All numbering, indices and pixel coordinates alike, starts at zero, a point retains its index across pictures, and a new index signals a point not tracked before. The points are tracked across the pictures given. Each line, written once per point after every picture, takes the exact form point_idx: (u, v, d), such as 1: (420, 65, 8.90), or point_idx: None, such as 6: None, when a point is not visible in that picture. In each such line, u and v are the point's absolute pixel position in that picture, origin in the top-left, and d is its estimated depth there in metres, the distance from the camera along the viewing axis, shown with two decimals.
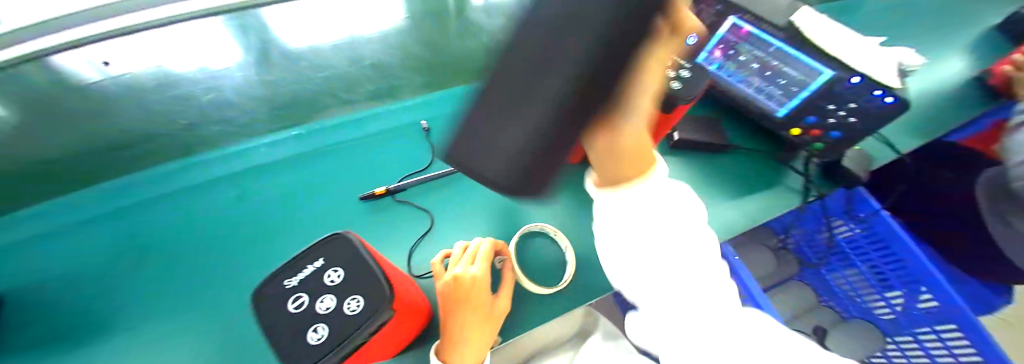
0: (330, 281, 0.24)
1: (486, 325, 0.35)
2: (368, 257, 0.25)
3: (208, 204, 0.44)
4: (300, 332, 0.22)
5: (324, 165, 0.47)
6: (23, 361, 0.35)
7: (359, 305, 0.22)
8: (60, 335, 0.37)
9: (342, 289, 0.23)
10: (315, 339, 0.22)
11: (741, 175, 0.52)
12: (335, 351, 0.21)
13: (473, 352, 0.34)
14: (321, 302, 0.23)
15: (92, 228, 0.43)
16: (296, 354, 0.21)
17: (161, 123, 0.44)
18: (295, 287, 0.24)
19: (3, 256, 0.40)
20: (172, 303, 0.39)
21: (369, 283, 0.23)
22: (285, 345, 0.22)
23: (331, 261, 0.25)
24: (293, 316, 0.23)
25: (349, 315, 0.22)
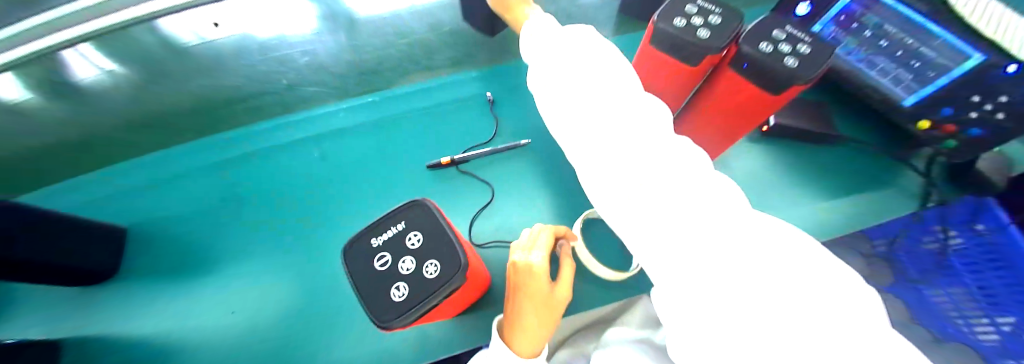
0: (410, 243, 0.23)
1: (548, 315, 0.31)
2: (446, 223, 0.23)
3: (290, 163, 0.48)
4: (382, 288, 0.22)
5: (393, 134, 0.49)
6: (160, 284, 0.43)
7: (437, 270, 0.21)
8: (184, 266, 0.43)
9: (422, 252, 0.22)
10: (396, 296, 0.21)
11: (835, 172, 0.46)
12: (417, 309, 0.20)
13: (536, 339, 0.31)
14: (401, 263, 0.22)
15: (196, 178, 0.48)
16: (378, 309, 0.21)
17: (265, 82, 0.45)
18: (380, 245, 0.23)
19: (131, 196, 0.47)
20: (267, 250, 0.44)
21: (446, 248, 0.22)
22: (368, 298, 0.21)
23: (411, 224, 0.24)
24: (375, 272, 0.22)
25: (430, 279, 0.21)
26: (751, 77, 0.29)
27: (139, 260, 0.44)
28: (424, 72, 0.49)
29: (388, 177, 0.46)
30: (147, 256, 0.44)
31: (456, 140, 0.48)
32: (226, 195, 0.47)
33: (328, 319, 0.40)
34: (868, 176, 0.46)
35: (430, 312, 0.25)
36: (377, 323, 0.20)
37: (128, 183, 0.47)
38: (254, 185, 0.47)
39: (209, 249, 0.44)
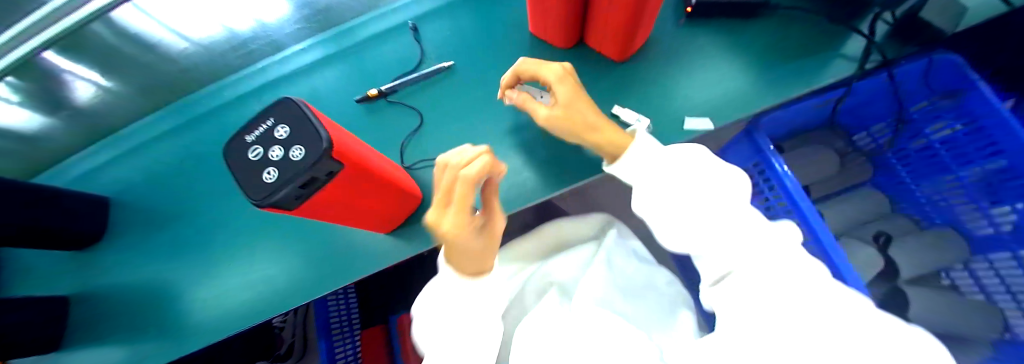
0: (278, 135, 0.24)
1: (485, 254, 0.33)
2: (308, 114, 0.24)
3: (235, 120, 0.50)
4: (256, 174, 0.24)
5: (323, 76, 0.49)
6: (136, 239, 0.47)
7: (302, 153, 0.23)
8: (154, 222, 0.47)
9: (290, 140, 0.24)
10: (267, 178, 0.23)
11: (778, 44, 0.42)
12: (281, 187, 0.22)
13: (481, 268, 0.36)
14: (271, 151, 0.24)
15: (152, 146, 0.51)
16: (254, 190, 0.24)
17: (221, 51, 0.49)
18: (252, 139, 0.25)
19: (99, 169, 0.50)
20: (225, 197, 0.47)
21: (308, 135, 0.23)
22: (246, 181, 0.24)
23: (280, 120, 0.25)
24: (251, 164, 0.25)
25: (295, 161, 0.23)
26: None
27: (120, 224, 0.48)
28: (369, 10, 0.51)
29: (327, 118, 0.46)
30: (128, 218, 0.48)
31: (386, 73, 0.48)
32: (186, 157, 0.49)
33: (284, 252, 0.43)
34: (819, 41, 0.42)
35: (323, 201, 0.27)
36: (252, 201, 0.24)
37: (101, 156, 0.51)
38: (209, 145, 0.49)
39: (180, 206, 0.47)
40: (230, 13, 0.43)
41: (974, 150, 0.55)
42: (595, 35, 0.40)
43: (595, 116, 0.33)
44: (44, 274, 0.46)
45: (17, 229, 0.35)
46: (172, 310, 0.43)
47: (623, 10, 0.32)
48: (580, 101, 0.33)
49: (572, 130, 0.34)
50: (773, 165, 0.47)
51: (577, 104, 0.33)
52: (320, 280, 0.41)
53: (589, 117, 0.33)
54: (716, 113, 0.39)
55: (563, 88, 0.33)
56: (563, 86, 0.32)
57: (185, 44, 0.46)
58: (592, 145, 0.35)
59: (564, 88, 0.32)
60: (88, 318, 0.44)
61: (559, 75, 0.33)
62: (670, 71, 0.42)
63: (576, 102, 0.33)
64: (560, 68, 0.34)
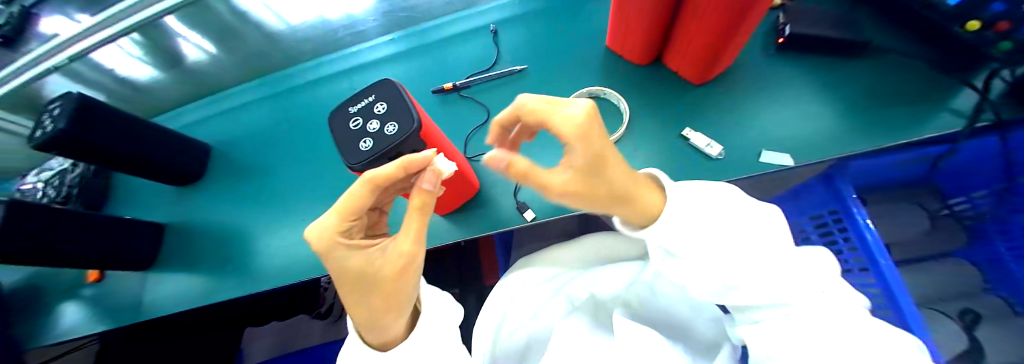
0: (377, 110, 0.27)
1: (372, 299, 0.23)
2: (405, 96, 0.27)
3: (320, 95, 0.54)
4: (354, 141, 0.27)
5: (406, 65, 0.53)
6: (222, 187, 0.53)
7: (396, 129, 0.25)
8: (236, 176, 0.53)
9: (386, 117, 0.26)
10: (363, 147, 0.26)
11: (871, 89, 0.40)
12: (375, 156, 0.25)
13: (384, 331, 0.24)
14: (369, 124, 0.27)
15: (244, 108, 0.56)
16: (352, 157, 0.27)
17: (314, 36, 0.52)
18: (354, 111, 0.28)
19: (201, 121, 0.57)
20: (296, 164, 0.51)
21: (403, 114, 0.26)
22: (345, 147, 0.27)
23: (380, 97, 0.28)
24: (351, 132, 0.27)
25: (389, 136, 0.25)
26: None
27: (212, 171, 0.54)
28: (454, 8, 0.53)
29: None
30: (218, 167, 0.54)
31: (462, 69, 0.51)
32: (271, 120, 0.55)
33: None
34: (923, 91, 0.39)
35: None
36: (349, 165, 0.26)
37: (204, 111, 0.58)
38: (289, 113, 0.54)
39: (258, 163, 0.52)
40: (330, 4, 0.46)
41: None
42: (673, 54, 0.40)
43: (627, 179, 0.23)
44: (150, 204, 0.54)
45: (83, 150, 0.39)
46: (250, 253, 0.48)
47: (712, 33, 0.32)
48: (609, 165, 0.22)
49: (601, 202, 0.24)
50: (855, 216, 0.45)
51: (607, 167, 0.22)
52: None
53: (617, 187, 0.23)
54: (791, 149, 0.38)
55: (581, 153, 0.22)
56: (582, 147, 0.21)
57: (282, 27, 0.49)
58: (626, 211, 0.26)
59: (583, 150, 0.21)
60: (179, 247, 0.52)
61: (581, 131, 0.20)
62: (745, 101, 0.41)
63: (605, 165, 0.22)
64: (587, 115, 0.21)
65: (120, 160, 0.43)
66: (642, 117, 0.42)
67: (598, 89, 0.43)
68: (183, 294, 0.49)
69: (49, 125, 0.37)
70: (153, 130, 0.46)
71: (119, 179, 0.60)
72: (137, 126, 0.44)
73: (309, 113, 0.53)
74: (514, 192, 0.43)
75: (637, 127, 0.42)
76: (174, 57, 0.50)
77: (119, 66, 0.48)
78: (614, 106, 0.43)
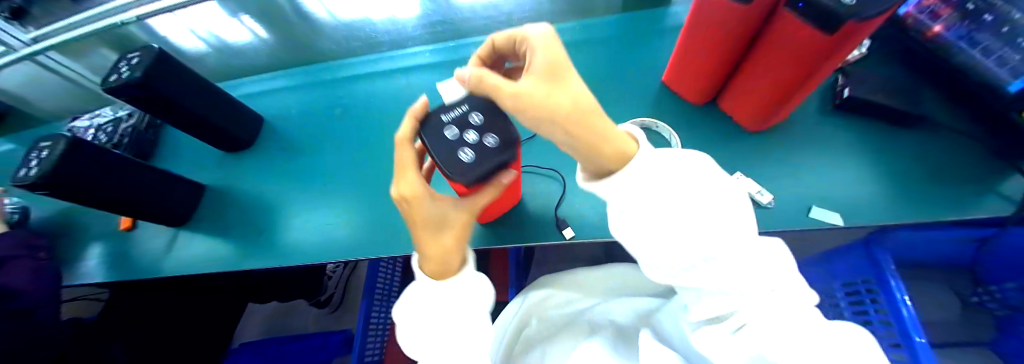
0: (474, 120, 0.27)
1: (451, 230, 0.28)
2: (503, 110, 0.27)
3: (371, 87, 0.55)
4: (450, 150, 0.26)
5: (460, 72, 0.53)
6: (263, 160, 0.54)
7: (498, 141, 0.26)
8: (279, 150, 0.54)
9: (483, 128, 0.26)
10: (463, 158, 0.25)
11: (921, 161, 0.40)
12: (482, 168, 0.25)
13: (442, 259, 0.29)
14: (467, 134, 0.26)
15: (297, 88, 0.58)
16: (449, 167, 0.25)
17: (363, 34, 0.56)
18: (449, 119, 0.27)
19: (254, 94, 0.59)
20: (337, 148, 0.52)
21: (503, 127, 0.27)
22: (440, 155, 0.25)
23: (473, 108, 0.28)
24: (445, 141, 0.26)
25: (491, 146, 0.26)
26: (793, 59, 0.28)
27: (255, 144, 0.56)
28: (514, 23, 0.54)
29: None
30: (265, 139, 0.56)
31: None
32: (323, 102, 0.56)
33: (375, 211, 0.46)
34: (976, 172, 0.39)
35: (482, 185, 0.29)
36: (448, 176, 0.25)
37: (258, 84, 0.60)
38: (340, 99, 0.55)
39: (305, 141, 0.54)
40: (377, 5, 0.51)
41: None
42: (733, 98, 0.41)
43: (585, 94, 0.23)
44: (194, 164, 0.56)
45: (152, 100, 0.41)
46: (277, 227, 0.48)
47: (777, 87, 0.33)
48: (569, 76, 0.23)
49: (566, 125, 0.22)
50: (891, 290, 0.44)
51: (560, 78, 0.22)
52: (398, 242, 0.43)
53: (580, 103, 0.22)
54: (840, 209, 0.38)
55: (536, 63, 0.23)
56: (542, 51, 0.23)
57: (331, 22, 0.54)
58: (585, 144, 0.22)
59: (544, 55, 0.23)
60: (210, 210, 0.52)
61: (543, 39, 0.24)
62: (796, 155, 0.42)
63: (563, 73, 0.23)
64: (549, 34, 0.25)
65: (180, 117, 0.45)
66: None
67: (652, 121, 0.44)
68: (203, 257, 0.49)
69: (125, 72, 0.39)
70: (215, 95, 0.48)
71: (166, 135, 0.62)
72: (203, 88, 0.46)
73: (359, 102, 0.54)
74: (555, 207, 0.43)
75: None
76: (228, 38, 0.56)
77: (173, 36, 0.55)
78: (663, 139, 0.44)
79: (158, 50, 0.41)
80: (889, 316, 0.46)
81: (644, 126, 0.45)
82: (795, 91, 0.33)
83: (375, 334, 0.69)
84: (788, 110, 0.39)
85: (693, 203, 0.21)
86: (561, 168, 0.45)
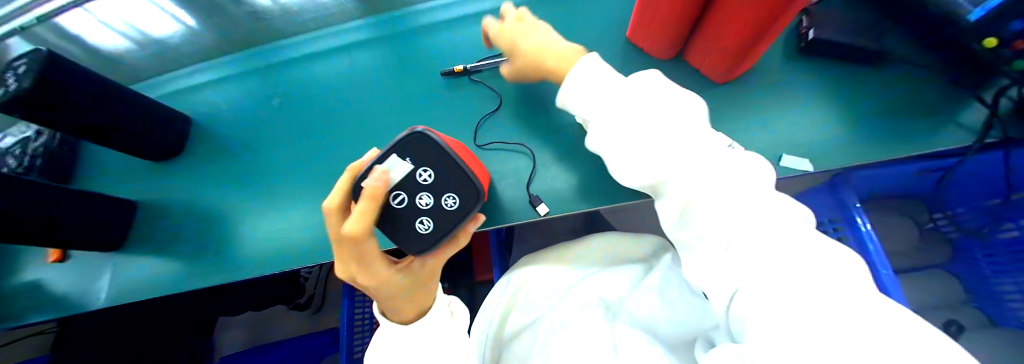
0: (423, 180, 0.27)
1: (419, 291, 0.27)
2: (454, 158, 0.27)
3: (310, 72, 0.49)
4: (409, 220, 0.27)
5: (407, 45, 0.48)
6: (203, 165, 0.48)
7: (456, 202, 0.27)
8: (217, 154, 0.48)
9: (437, 187, 0.27)
10: (423, 228, 0.27)
11: (888, 99, 0.40)
12: (442, 235, 0.27)
13: (405, 309, 0.28)
14: (420, 199, 0.27)
15: (228, 81, 0.52)
16: (412, 243, 0.27)
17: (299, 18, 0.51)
18: (394, 186, 0.27)
19: (181, 93, 0.52)
20: (281, 146, 0.47)
21: (458, 183, 0.27)
22: (401, 230, 0.27)
23: (419, 162, 0.27)
24: (398, 211, 0.27)
25: (450, 209, 0.27)
26: (746, 12, 0.27)
27: (193, 149, 0.50)
28: None
29: (401, 89, 0.46)
30: (200, 144, 0.50)
31: (472, 54, 0.47)
32: (257, 95, 0.50)
33: None
34: (939, 104, 0.39)
35: None
36: (419, 254, 0.27)
37: (184, 82, 0.53)
38: (276, 90, 0.49)
39: (244, 142, 0.48)
40: None
41: (1007, 255, 0.50)
42: (699, 50, 0.38)
43: None
44: (124, 180, 0.50)
45: (54, 115, 0.34)
46: (226, 239, 0.44)
47: (738, 38, 0.31)
48: None
49: None
50: (856, 226, 0.45)
51: None
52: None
53: None
54: (810, 154, 0.38)
55: None
56: None
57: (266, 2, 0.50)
58: None
59: None
60: (151, 228, 0.47)
61: None
62: (765, 105, 0.40)
63: None
64: None
65: (86, 126, 0.38)
66: None
67: None
68: (149, 280, 0.44)
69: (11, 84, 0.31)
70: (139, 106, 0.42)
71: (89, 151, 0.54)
72: (101, 86, 0.38)
73: (299, 90, 0.49)
74: (525, 184, 0.39)
75: None
76: (151, 30, 0.51)
77: (85, 33, 0.48)
78: None
79: (53, 53, 0.34)
80: None
81: None
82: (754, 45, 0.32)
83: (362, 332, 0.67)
84: (738, 71, 0.39)
85: None
86: (527, 142, 0.41)
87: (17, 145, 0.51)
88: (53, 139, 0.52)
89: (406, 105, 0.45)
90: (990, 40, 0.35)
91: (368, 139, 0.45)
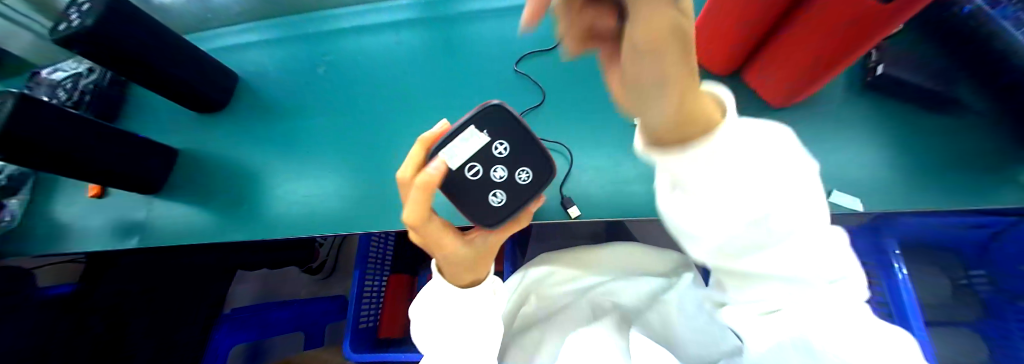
0: (499, 153, 0.26)
1: (482, 262, 0.27)
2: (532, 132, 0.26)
3: (355, 44, 0.50)
4: (482, 192, 0.26)
5: (455, 28, 0.48)
6: (242, 123, 0.49)
7: (529, 177, 0.26)
8: (256, 112, 0.50)
9: (511, 161, 0.26)
10: (496, 202, 0.26)
11: (948, 146, 0.38)
12: (516, 210, 0.26)
13: (466, 276, 0.28)
14: (495, 171, 0.26)
15: (274, 43, 0.52)
16: (483, 215, 0.26)
17: None
18: (469, 158, 0.26)
19: (229, 49, 0.53)
20: (320, 113, 0.47)
21: (534, 159, 0.26)
22: (473, 201, 0.26)
23: (495, 134, 0.26)
24: (471, 183, 0.26)
25: (524, 184, 0.26)
26: (819, 38, 0.26)
27: (234, 106, 0.51)
28: None
29: (444, 72, 0.46)
30: (242, 101, 0.51)
31: (520, 46, 0.46)
32: (303, 60, 0.50)
33: (365, 181, 0.43)
34: (1004, 158, 0.37)
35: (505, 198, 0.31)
36: (486, 227, 0.26)
37: (231, 39, 0.54)
38: (322, 57, 0.50)
39: (284, 104, 0.49)
40: None
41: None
42: (756, 72, 0.37)
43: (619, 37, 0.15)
44: (167, 127, 0.51)
45: (106, 55, 0.35)
46: (258, 197, 0.45)
47: (803, 64, 0.30)
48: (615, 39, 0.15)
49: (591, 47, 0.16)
50: (894, 273, 0.44)
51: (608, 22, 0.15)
52: (389, 216, 0.40)
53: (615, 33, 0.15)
54: (860, 192, 0.37)
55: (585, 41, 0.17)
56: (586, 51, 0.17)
57: None
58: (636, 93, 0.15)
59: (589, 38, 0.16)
60: (187, 177, 0.48)
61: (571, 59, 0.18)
62: (816, 136, 0.39)
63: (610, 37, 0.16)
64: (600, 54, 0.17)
65: (147, 75, 0.40)
66: None
67: None
68: (181, 227, 0.46)
69: (75, 21, 0.33)
70: (190, 57, 0.43)
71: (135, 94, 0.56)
72: (163, 39, 0.40)
73: (342, 60, 0.49)
74: (560, 183, 0.38)
75: None
76: None
77: None
78: None
79: None
80: (885, 299, 0.46)
81: None
82: (820, 72, 0.30)
83: (369, 305, 0.68)
84: (793, 97, 0.38)
85: (788, 288, 0.19)
86: (566, 142, 0.40)
87: (65, 80, 0.53)
88: (101, 79, 0.53)
89: (446, 88, 0.45)
90: None
91: (407, 118, 0.45)
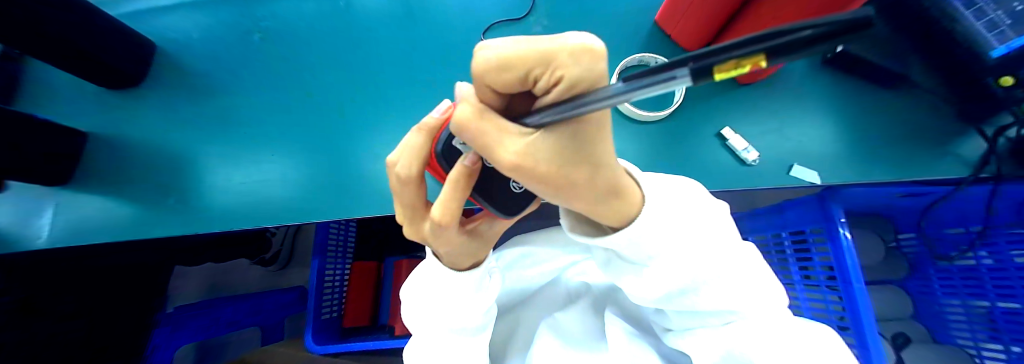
0: None
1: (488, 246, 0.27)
2: None
3: (297, 8, 0.43)
4: (499, 179, 0.23)
5: None
6: (169, 100, 0.43)
7: None
8: (184, 88, 0.43)
9: None
10: (516, 187, 0.23)
11: (899, 121, 0.40)
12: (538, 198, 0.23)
13: (470, 261, 0.27)
14: None
15: (201, 6, 0.45)
16: (502, 203, 0.23)
17: None
18: None
19: (148, 13, 0.45)
20: (259, 88, 0.42)
21: None
22: (489, 189, 0.23)
23: None
24: (485, 169, 0.23)
25: None
26: None
27: (158, 81, 0.44)
28: None
29: (404, 43, 0.41)
30: (167, 75, 0.44)
31: (487, 13, 0.42)
32: (236, 26, 0.44)
33: (318, 165, 0.39)
34: (946, 132, 0.39)
35: None
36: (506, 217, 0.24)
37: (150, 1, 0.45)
38: (258, 23, 0.43)
39: (219, 79, 0.43)
40: None
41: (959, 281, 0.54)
42: (726, 47, 0.37)
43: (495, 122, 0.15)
44: (75, 107, 0.44)
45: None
46: (193, 184, 0.40)
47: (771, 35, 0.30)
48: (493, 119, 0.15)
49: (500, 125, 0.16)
50: (838, 239, 0.46)
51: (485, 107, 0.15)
52: (347, 202, 0.37)
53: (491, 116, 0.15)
54: (816, 166, 0.38)
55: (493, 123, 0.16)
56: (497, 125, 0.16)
57: None
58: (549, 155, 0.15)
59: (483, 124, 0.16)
60: (107, 165, 0.42)
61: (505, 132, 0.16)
62: (782, 112, 0.39)
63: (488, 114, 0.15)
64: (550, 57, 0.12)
65: (51, 49, 0.34)
66: (681, 107, 0.40)
67: (652, 56, 0.39)
68: (104, 222, 0.40)
69: None
70: (110, 24, 0.37)
71: (29, 67, 0.46)
72: (64, 5, 0.33)
73: (284, 26, 0.43)
74: None
75: (673, 117, 0.40)
76: None
77: None
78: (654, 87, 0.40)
79: None
80: (831, 261, 0.50)
81: (636, 66, 0.40)
82: None
83: (331, 295, 0.65)
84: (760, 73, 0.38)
85: (695, 247, 0.22)
86: None
87: None
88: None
89: (407, 61, 0.41)
90: (1008, 78, 0.37)
91: (361, 94, 0.40)
